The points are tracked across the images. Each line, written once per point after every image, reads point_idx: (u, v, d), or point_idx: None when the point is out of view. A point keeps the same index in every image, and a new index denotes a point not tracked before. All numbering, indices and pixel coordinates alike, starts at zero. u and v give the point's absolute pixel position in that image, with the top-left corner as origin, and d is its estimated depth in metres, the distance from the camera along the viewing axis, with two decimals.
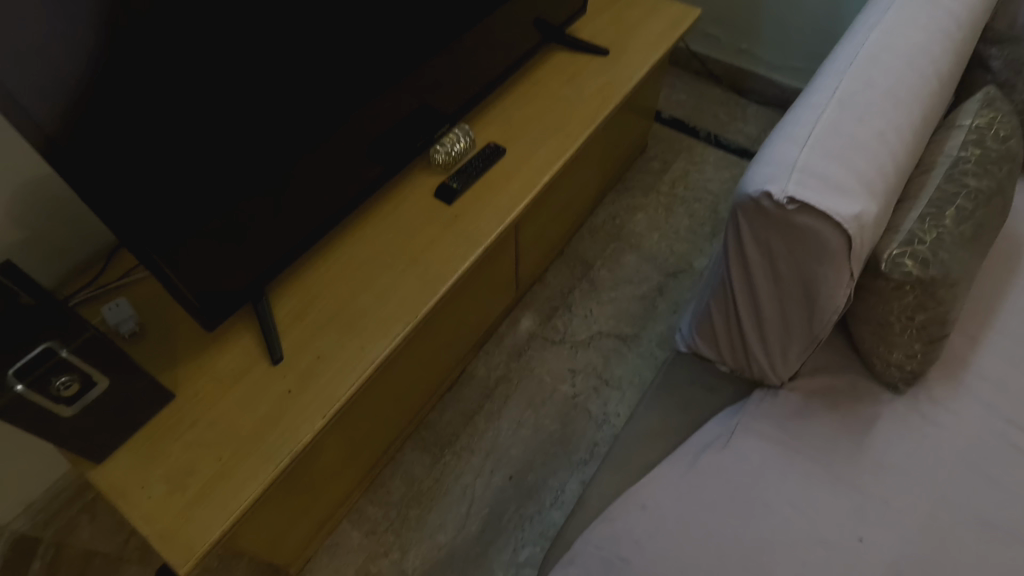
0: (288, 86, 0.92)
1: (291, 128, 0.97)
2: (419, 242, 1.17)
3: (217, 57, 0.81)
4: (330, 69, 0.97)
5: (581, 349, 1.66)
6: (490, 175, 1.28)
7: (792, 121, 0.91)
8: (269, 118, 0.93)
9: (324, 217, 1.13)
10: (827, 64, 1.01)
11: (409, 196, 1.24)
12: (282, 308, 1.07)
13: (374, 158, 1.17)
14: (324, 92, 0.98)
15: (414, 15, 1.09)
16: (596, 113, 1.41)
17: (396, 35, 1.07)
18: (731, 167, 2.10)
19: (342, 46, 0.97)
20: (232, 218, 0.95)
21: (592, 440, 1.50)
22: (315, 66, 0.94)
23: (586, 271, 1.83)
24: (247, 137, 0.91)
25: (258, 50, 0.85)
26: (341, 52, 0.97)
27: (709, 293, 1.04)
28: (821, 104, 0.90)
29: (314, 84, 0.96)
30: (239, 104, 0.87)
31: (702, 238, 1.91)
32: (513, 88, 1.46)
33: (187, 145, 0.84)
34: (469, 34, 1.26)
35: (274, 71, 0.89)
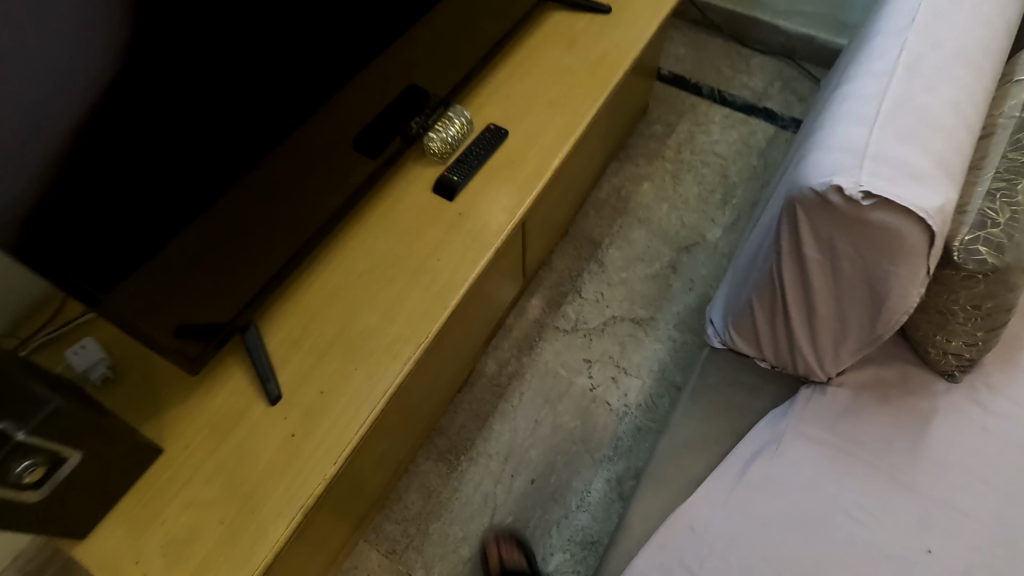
0: (253, 76, 0.77)
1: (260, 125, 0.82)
2: (422, 248, 1.04)
3: (161, 46, 0.67)
4: (300, 49, 0.81)
5: (596, 336, 1.57)
6: (493, 161, 1.14)
7: (850, 94, 0.79)
8: (236, 118, 0.78)
9: (312, 227, 1.00)
10: (880, 21, 0.88)
11: (406, 192, 1.11)
12: (275, 336, 0.94)
13: (362, 151, 1.03)
14: (297, 79, 0.83)
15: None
16: (603, 81, 1.26)
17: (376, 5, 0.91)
18: (738, 126, 1.97)
19: (312, 22, 0.81)
20: (203, 238, 0.82)
21: (614, 434, 1.43)
22: (282, 48, 0.79)
23: (594, 251, 1.72)
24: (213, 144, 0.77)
25: (213, 35, 0.70)
26: (312, 29, 0.82)
27: (752, 290, 0.94)
28: (884, 72, 0.77)
29: (284, 71, 0.81)
30: (200, 105, 0.72)
31: (713, 206, 1.80)
32: (509, 57, 1.30)
33: (141, 163, 0.69)
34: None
35: (235, 59, 0.74)
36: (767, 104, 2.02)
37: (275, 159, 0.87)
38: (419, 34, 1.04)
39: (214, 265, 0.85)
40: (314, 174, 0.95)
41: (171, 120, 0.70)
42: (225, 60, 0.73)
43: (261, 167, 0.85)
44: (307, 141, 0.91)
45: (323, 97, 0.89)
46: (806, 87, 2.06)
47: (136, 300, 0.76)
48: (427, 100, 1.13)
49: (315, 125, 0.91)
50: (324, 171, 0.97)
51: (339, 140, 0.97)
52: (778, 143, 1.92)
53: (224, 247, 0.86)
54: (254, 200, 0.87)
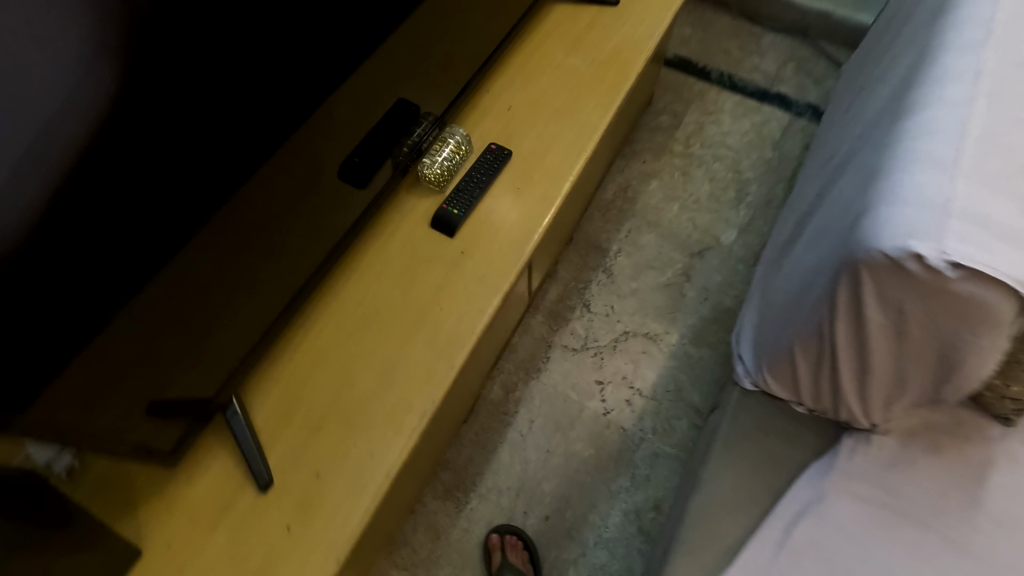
0: (230, 131, 0.63)
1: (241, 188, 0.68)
2: (421, 294, 0.92)
3: (118, 107, 0.52)
4: (280, 86, 0.67)
5: (608, 355, 1.48)
6: (496, 188, 1.02)
7: (922, 125, 0.67)
8: (215, 187, 0.64)
9: (299, 281, 0.87)
10: (947, 32, 0.77)
11: (400, 228, 0.99)
12: (261, 409, 0.84)
13: (347, 179, 0.88)
14: (276, 122, 0.69)
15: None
16: (616, 86, 1.13)
17: (365, 19, 0.76)
18: (750, 115, 1.83)
19: (293, 50, 0.67)
20: (178, 320, 0.70)
21: (631, 463, 1.36)
22: (260, 89, 0.64)
23: (603, 260, 1.60)
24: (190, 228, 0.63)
25: (182, 91, 0.56)
26: (293, 60, 0.67)
27: (796, 339, 0.83)
28: (961, 100, 0.67)
29: (270, 127, 0.68)
30: (173, 185, 0.59)
31: (726, 205, 1.68)
32: (509, 61, 1.16)
33: (104, 257, 0.56)
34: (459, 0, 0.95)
35: (210, 117, 0.60)
36: (780, 88, 1.89)
37: (256, 218, 0.74)
38: (415, 48, 0.89)
39: (191, 343, 0.73)
40: (299, 224, 0.82)
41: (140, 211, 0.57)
42: (199, 120, 0.59)
43: (248, 234, 0.73)
44: (292, 190, 0.78)
45: (306, 138, 0.75)
46: (820, 67, 1.92)
47: (73, 409, 0.63)
48: (421, 118, 0.99)
49: (298, 170, 0.77)
50: (309, 219, 0.84)
51: (325, 180, 0.84)
52: (794, 133, 1.79)
53: (201, 322, 0.73)
54: (234, 267, 0.74)
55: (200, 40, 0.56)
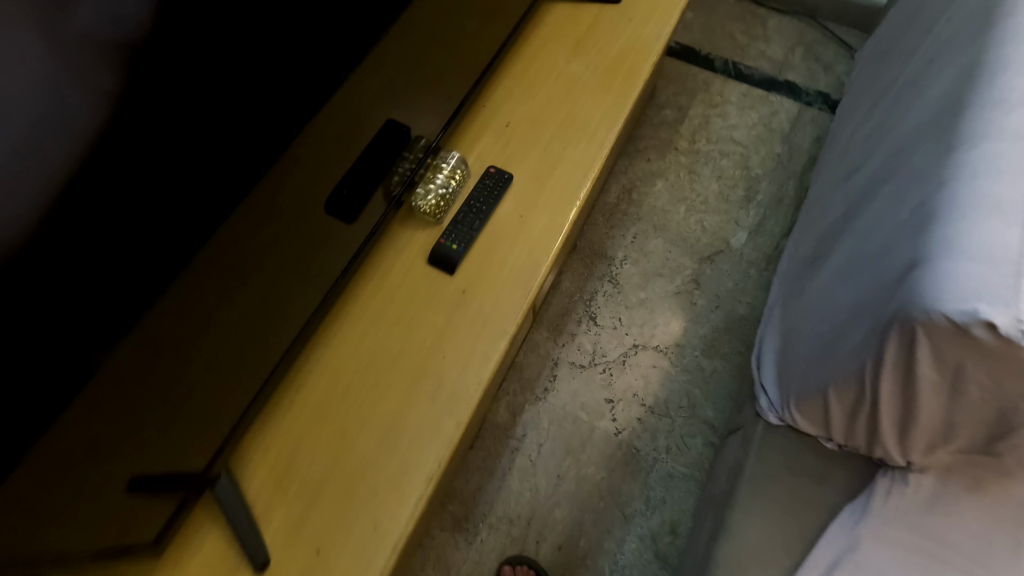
0: (205, 198, 0.55)
1: (220, 253, 0.60)
2: (421, 341, 0.85)
3: (102, 199, 0.46)
4: (258, 138, 0.59)
5: (618, 371, 1.42)
6: (498, 216, 0.94)
7: (971, 178, 0.67)
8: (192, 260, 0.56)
9: (289, 336, 0.80)
10: (984, 74, 0.77)
11: (395, 267, 0.91)
12: (254, 479, 0.77)
13: (334, 213, 0.78)
14: (257, 178, 0.61)
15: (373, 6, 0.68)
16: (623, 96, 1.04)
17: (351, 48, 0.67)
18: (758, 106, 1.74)
19: (269, 95, 0.58)
20: (161, 403, 0.62)
21: (645, 485, 1.31)
22: (235, 146, 0.56)
23: (608, 269, 1.53)
24: (166, 306, 0.56)
25: (143, 164, 0.48)
26: (270, 106, 0.59)
27: (832, 385, 0.76)
28: (1004, 154, 0.67)
29: (281, 192, 0.65)
30: (142, 267, 0.51)
31: (735, 205, 1.60)
32: (506, 71, 1.06)
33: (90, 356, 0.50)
34: (452, 12, 0.85)
35: (179, 187, 0.52)
36: (789, 76, 1.79)
37: (240, 283, 0.66)
38: (405, 70, 0.80)
39: (176, 424, 0.66)
40: (286, 278, 0.75)
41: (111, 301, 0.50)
42: (166, 192, 0.51)
43: (231, 302, 0.66)
44: (277, 246, 0.70)
45: (288, 189, 0.67)
46: (830, 52, 1.83)
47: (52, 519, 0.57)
48: (415, 144, 0.90)
49: (282, 225, 0.69)
50: (297, 271, 0.76)
51: (314, 227, 0.76)
52: (804, 124, 1.71)
53: (186, 401, 0.66)
54: (219, 339, 0.66)
55: (178, 116, 0.49)
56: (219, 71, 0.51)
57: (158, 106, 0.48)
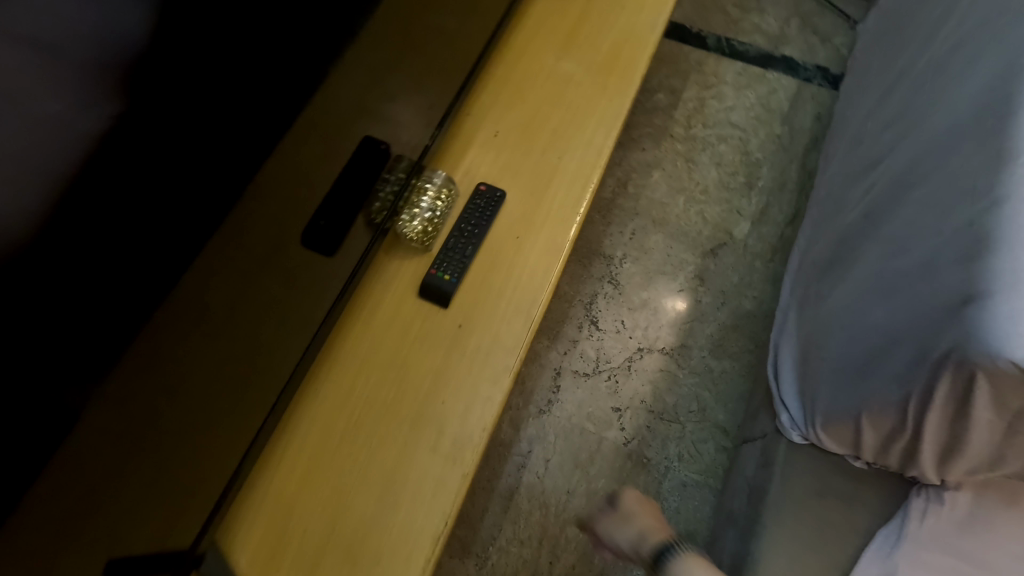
0: (155, 268, 0.47)
1: (181, 325, 0.53)
2: (418, 383, 0.78)
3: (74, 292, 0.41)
4: (217, 190, 0.51)
5: (623, 377, 1.36)
6: (492, 239, 0.86)
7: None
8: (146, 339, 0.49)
9: (273, 390, 0.72)
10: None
11: (384, 301, 0.84)
12: (244, 549, 0.71)
13: (313, 246, 0.70)
14: (219, 233, 0.53)
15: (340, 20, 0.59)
16: (620, 97, 0.96)
17: (319, 72, 0.58)
18: (755, 85, 1.65)
19: (226, 141, 0.50)
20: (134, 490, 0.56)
21: (658, 496, 1.26)
22: (190, 205, 0.48)
23: (608, 269, 1.46)
24: (117, 396, 0.48)
25: (87, 244, 0.41)
26: (228, 153, 0.50)
27: (864, 409, 0.70)
28: None
29: (262, 240, 0.60)
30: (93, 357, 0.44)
31: (736, 193, 1.53)
32: (491, 74, 0.97)
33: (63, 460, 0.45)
34: (430, 15, 0.76)
35: (150, 282, 0.47)
36: (786, 50, 1.70)
37: (215, 349, 0.59)
38: (383, 87, 0.71)
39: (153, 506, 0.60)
40: (263, 335, 0.67)
41: (54, 408, 0.42)
42: (132, 300, 0.46)
43: (203, 370, 0.59)
44: (250, 303, 0.62)
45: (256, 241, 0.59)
46: (827, 23, 1.73)
47: None
48: (398, 166, 0.82)
49: (254, 279, 0.61)
50: (275, 323, 0.68)
51: (292, 273, 0.68)
52: (803, 102, 1.62)
53: (161, 480, 0.59)
54: (191, 412, 0.59)
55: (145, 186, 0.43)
56: (152, 127, 0.42)
57: (109, 176, 0.40)
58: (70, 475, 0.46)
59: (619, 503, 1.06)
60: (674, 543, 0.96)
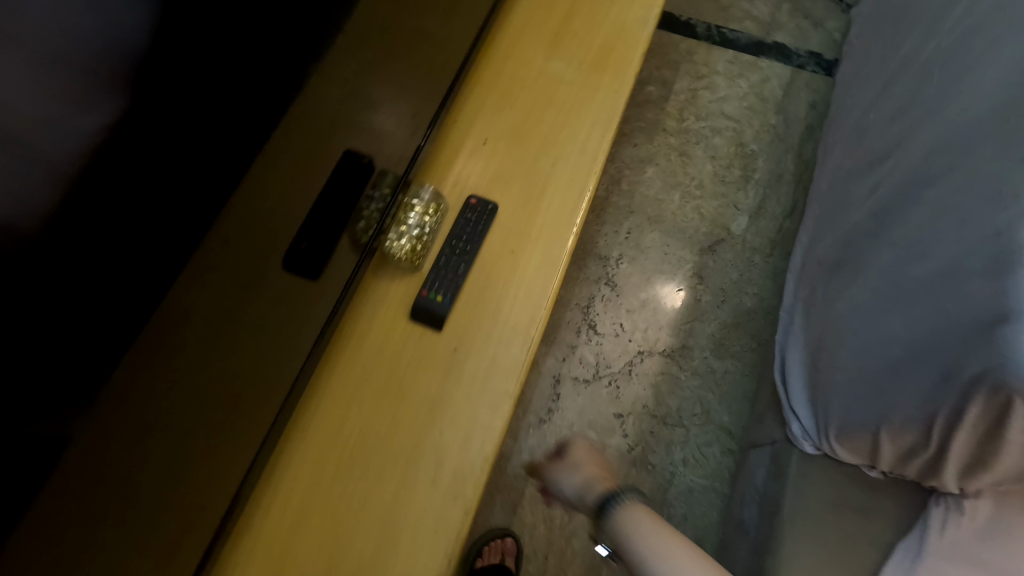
0: (116, 332, 0.41)
1: (156, 387, 0.47)
2: (415, 413, 0.74)
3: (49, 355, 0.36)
4: (188, 234, 0.44)
5: (624, 382, 1.32)
6: (485, 255, 0.82)
7: None
8: (113, 409, 0.43)
9: (264, 428, 0.67)
10: None
11: (374, 326, 0.79)
12: None
13: (302, 273, 0.64)
14: (191, 282, 0.46)
15: (321, 29, 0.52)
16: (613, 98, 0.91)
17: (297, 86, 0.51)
18: (747, 73, 1.61)
19: (196, 176, 0.42)
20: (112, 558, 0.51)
21: (664, 504, 1.23)
22: (156, 255, 0.41)
23: (604, 271, 1.41)
24: (93, 471, 0.43)
25: (57, 301, 0.35)
26: (200, 190, 0.43)
27: (886, 424, 0.67)
28: None
29: (250, 271, 0.55)
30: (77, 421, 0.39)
31: (732, 186, 1.49)
32: (477, 78, 0.92)
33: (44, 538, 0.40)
34: (413, 20, 0.70)
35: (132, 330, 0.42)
36: (778, 37, 1.65)
37: (208, 394, 0.54)
38: (367, 101, 0.66)
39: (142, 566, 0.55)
40: (253, 374, 0.62)
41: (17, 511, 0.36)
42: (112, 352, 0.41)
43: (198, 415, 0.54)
44: (233, 350, 0.56)
45: (238, 285, 0.53)
46: (817, 7, 1.69)
47: None
48: (385, 183, 0.77)
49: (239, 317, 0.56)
50: (262, 365, 0.63)
51: (278, 310, 0.63)
52: (797, 90, 1.58)
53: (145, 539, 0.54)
54: (177, 463, 0.54)
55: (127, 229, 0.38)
56: (139, 162, 0.37)
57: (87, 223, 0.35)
58: (48, 552, 0.41)
59: (569, 452, 0.94)
60: (616, 495, 0.81)
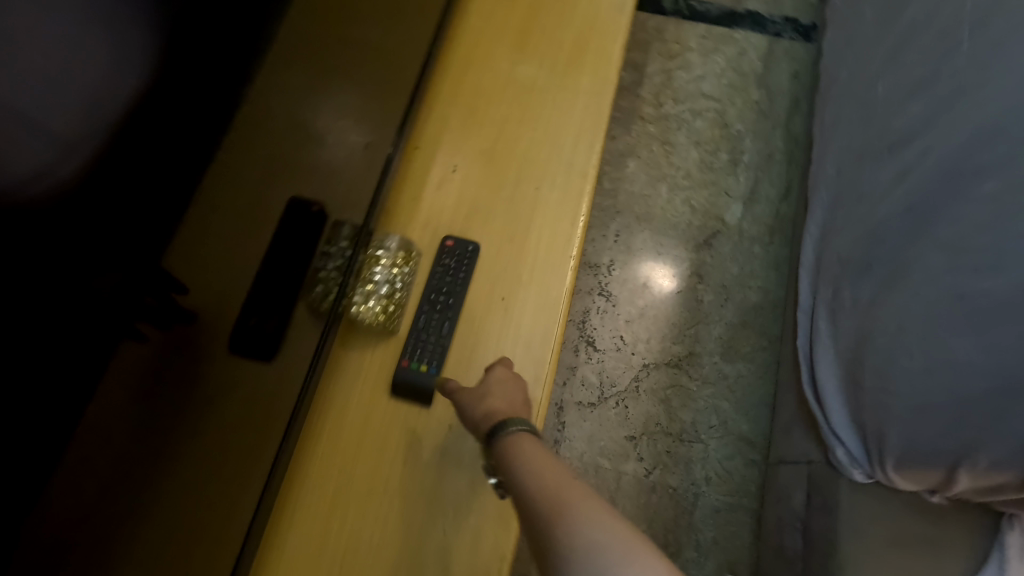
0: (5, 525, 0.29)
1: None
2: (413, 510, 0.62)
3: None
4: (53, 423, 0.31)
5: (632, 400, 1.21)
6: (472, 307, 0.70)
7: None
8: None
9: (228, 559, 0.54)
10: None
11: (350, 408, 0.66)
12: None
13: (251, 351, 0.50)
14: (63, 485, 0.32)
15: (218, 77, 0.37)
16: (596, 101, 0.79)
17: (191, 167, 0.36)
18: (722, 47, 1.49)
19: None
20: None
21: (692, 530, 1.13)
22: None
23: (596, 280, 1.30)
24: None
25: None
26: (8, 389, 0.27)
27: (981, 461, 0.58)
28: None
29: (188, 372, 0.42)
30: None
31: (722, 172, 1.38)
32: (436, 95, 0.79)
33: None
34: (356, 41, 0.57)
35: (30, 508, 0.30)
36: (750, 4, 1.54)
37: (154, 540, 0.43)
38: (315, 154, 0.52)
39: None
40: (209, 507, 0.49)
41: None
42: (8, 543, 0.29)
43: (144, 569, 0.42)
44: (159, 520, 0.43)
45: (148, 451, 0.39)
46: None
47: None
48: (344, 238, 0.63)
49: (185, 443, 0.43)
50: (213, 514, 0.50)
51: (224, 439, 0.49)
52: (777, 60, 1.48)
53: None
54: None
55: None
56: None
57: None
58: None
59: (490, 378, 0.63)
60: (508, 422, 0.55)
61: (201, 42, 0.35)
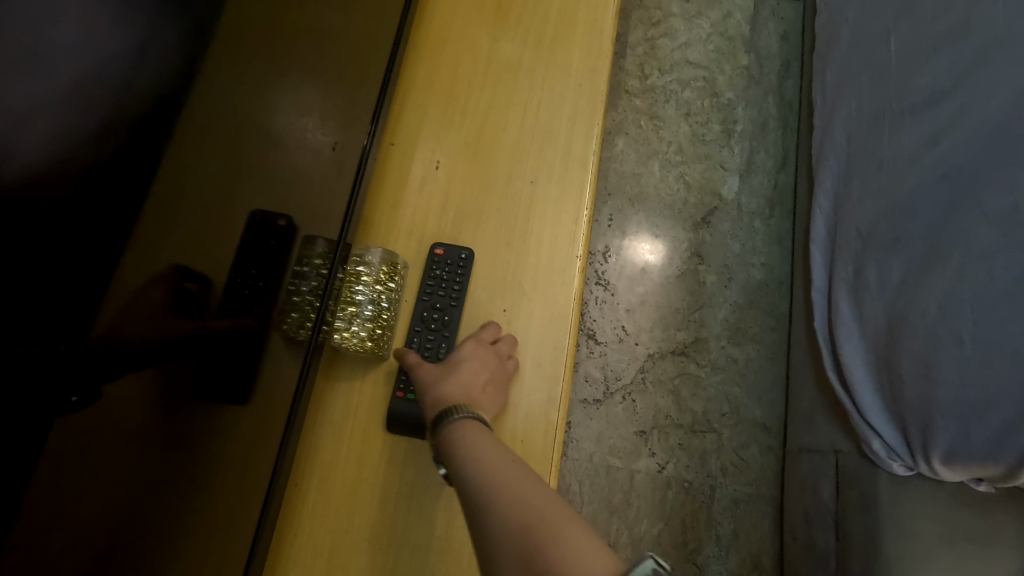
0: None
1: None
2: (425, 559, 0.55)
3: None
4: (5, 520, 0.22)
5: (639, 393, 1.15)
6: (473, 322, 0.62)
7: None
8: None
9: None
10: None
11: (342, 449, 0.58)
12: None
13: (224, 396, 0.41)
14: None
15: (157, 88, 0.28)
16: (590, 78, 0.70)
17: (132, 208, 0.27)
18: (706, 11, 1.41)
19: None
20: None
21: (711, 524, 1.08)
22: None
23: (593, 269, 1.22)
24: None
25: None
26: None
27: None
28: None
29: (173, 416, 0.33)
30: None
31: (714, 144, 1.31)
32: (410, 83, 0.69)
33: None
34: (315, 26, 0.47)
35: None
36: None
37: None
38: (277, 165, 0.43)
39: None
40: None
41: None
42: None
43: None
44: None
45: None
46: None
47: None
48: (318, 256, 0.54)
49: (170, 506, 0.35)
50: None
51: (202, 512, 0.40)
52: (764, 21, 1.40)
53: None
54: None
55: None
56: None
57: None
58: None
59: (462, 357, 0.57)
60: (455, 406, 0.51)
61: (138, 46, 0.26)
